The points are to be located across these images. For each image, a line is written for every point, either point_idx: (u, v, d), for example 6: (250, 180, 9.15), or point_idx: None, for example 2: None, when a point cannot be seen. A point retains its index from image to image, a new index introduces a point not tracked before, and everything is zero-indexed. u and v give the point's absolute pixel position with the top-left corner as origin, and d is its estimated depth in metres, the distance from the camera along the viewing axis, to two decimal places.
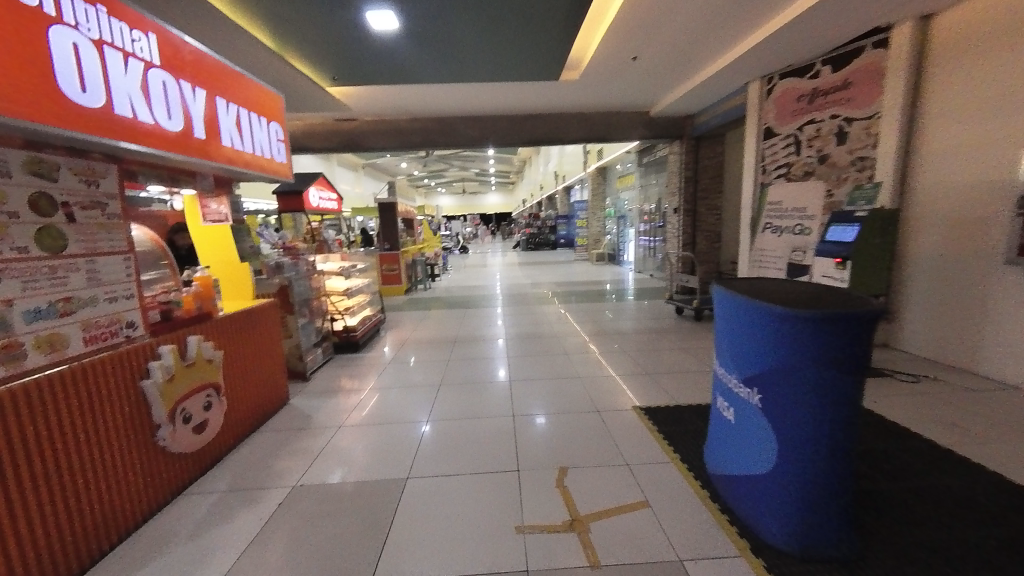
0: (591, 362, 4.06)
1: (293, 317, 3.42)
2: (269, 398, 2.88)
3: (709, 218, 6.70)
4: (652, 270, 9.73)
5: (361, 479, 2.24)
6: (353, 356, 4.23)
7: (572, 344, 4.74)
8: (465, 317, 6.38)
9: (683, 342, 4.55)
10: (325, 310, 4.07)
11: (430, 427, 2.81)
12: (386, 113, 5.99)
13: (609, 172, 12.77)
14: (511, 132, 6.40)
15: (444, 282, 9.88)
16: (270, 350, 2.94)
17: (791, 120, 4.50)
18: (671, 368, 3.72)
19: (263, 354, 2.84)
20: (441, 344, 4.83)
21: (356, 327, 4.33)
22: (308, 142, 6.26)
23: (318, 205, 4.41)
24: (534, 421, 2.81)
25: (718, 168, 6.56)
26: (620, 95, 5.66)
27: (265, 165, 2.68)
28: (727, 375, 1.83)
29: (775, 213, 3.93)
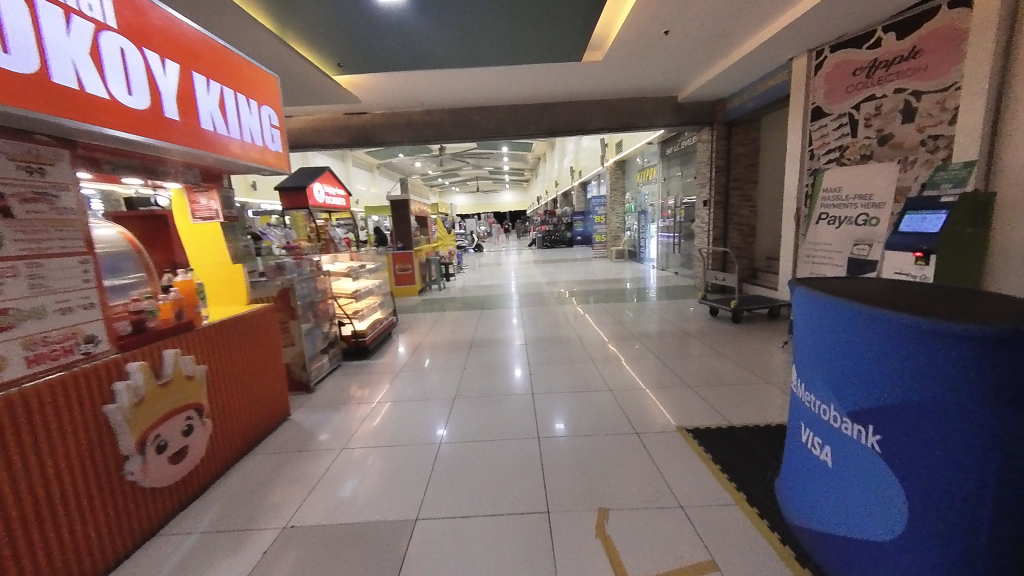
0: (612, 362, 3.87)
1: (297, 323, 3.10)
2: (266, 413, 2.60)
3: (743, 211, 6.19)
4: (677, 268, 9.22)
5: (374, 490, 2.10)
6: (363, 363, 3.93)
7: (594, 348, 4.37)
8: (480, 318, 6.05)
9: (723, 346, 4.09)
10: (332, 313, 3.78)
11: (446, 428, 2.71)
12: (396, 105, 5.69)
13: (629, 166, 12.26)
14: (528, 122, 6.03)
15: (459, 282, 9.56)
16: (268, 360, 2.66)
17: (844, 98, 4.02)
18: (714, 377, 3.30)
19: (259, 365, 2.56)
20: (455, 349, 4.50)
21: (366, 332, 4.03)
22: (317, 137, 6.02)
23: (324, 202, 4.13)
24: (554, 424, 2.68)
25: (753, 156, 6.05)
26: (647, 77, 5.21)
27: (258, 155, 2.38)
28: (820, 402, 1.43)
29: (832, 201, 3.44)
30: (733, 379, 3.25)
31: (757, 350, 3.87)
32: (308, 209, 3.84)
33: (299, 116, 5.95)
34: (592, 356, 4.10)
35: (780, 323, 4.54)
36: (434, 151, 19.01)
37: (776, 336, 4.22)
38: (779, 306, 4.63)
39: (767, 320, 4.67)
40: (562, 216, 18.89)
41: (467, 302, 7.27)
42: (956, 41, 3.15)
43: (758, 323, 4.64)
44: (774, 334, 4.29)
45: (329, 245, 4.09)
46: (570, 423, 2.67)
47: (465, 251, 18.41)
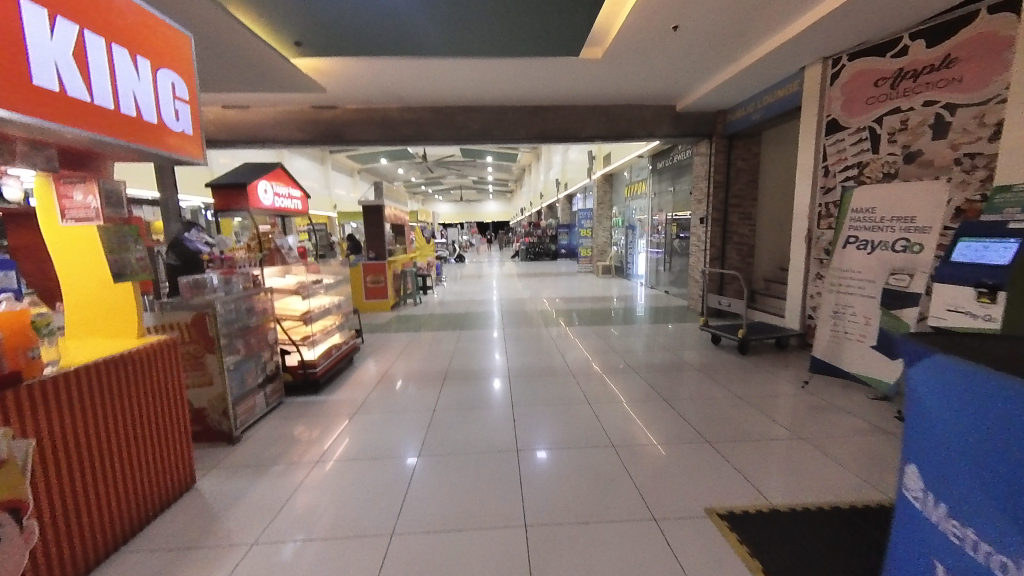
0: (601, 388, 3.57)
1: (217, 357, 2.44)
2: (151, 479, 1.94)
3: (742, 229, 5.81)
4: (668, 286, 8.83)
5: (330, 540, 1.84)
6: (311, 400, 3.24)
7: (583, 378, 3.84)
8: (458, 340, 5.43)
9: (734, 381, 3.58)
10: (274, 340, 3.11)
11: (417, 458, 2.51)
12: (371, 99, 5.10)
13: (617, 179, 11.92)
14: (517, 126, 5.53)
15: (437, 296, 8.90)
16: (157, 405, 2.00)
17: (864, 110, 3.61)
18: (732, 425, 2.78)
19: (141, 414, 1.90)
20: (425, 379, 3.85)
21: (317, 361, 3.34)
22: (279, 132, 5.34)
23: (273, 205, 3.46)
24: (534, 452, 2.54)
25: (753, 172, 5.71)
26: (648, 81, 4.79)
27: (153, 136, 1.71)
28: (987, 548, 0.88)
29: (862, 222, 3.01)
30: (757, 428, 2.73)
31: (775, 388, 3.37)
32: (250, 213, 3.17)
33: (259, 107, 5.27)
34: (584, 388, 3.58)
35: (791, 356, 4.10)
36: (417, 157, 18.38)
37: (791, 371, 3.75)
38: (789, 335, 4.18)
39: (775, 352, 4.22)
40: (547, 227, 18.49)
41: (445, 319, 6.64)
42: (999, 49, 2.80)
43: (767, 354, 4.18)
44: (788, 368, 3.83)
45: (279, 249, 3.40)
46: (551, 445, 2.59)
47: (446, 262, 17.72)
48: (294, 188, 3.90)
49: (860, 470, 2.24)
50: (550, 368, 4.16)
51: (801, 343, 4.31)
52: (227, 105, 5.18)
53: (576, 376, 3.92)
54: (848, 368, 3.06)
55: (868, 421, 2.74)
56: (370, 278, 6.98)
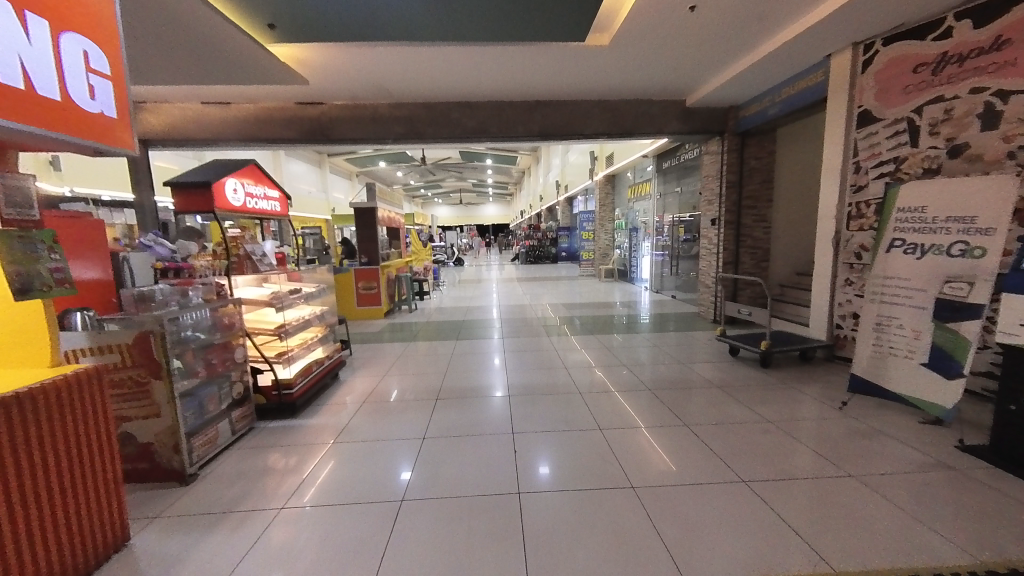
0: (611, 407, 3.23)
1: (164, 384, 2.08)
2: (71, 531, 1.60)
3: (756, 232, 5.45)
4: (674, 290, 8.50)
5: None
6: (285, 426, 2.86)
7: (589, 396, 3.46)
8: (454, 350, 5.05)
9: (760, 400, 3.20)
10: (244, 359, 2.74)
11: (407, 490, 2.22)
12: (359, 94, 4.75)
13: (619, 180, 11.58)
14: (516, 123, 5.18)
15: (434, 301, 8.54)
16: (83, 430, 1.67)
17: (901, 100, 3.26)
18: (766, 457, 2.41)
19: (58, 451, 1.56)
20: (414, 398, 3.48)
21: (295, 381, 2.98)
22: (263, 130, 4.99)
23: (245, 206, 3.10)
24: (539, 487, 2.23)
25: (768, 170, 5.35)
26: (659, 72, 4.43)
27: (55, 118, 1.35)
28: None
29: (909, 223, 2.66)
30: (795, 462, 2.35)
31: (808, 409, 2.99)
32: (216, 215, 2.81)
33: (240, 103, 4.91)
34: (592, 409, 3.21)
35: (818, 370, 3.73)
36: (416, 160, 18.10)
37: (821, 387, 3.37)
38: (815, 347, 3.81)
39: (800, 366, 3.85)
40: (547, 230, 18.20)
41: (441, 328, 6.28)
42: None
43: (792, 368, 3.80)
44: (818, 385, 3.45)
45: (250, 256, 3.03)
46: (558, 481, 2.28)
47: (445, 265, 17.41)
48: (270, 188, 3.54)
49: (932, 520, 1.86)
50: (554, 383, 3.81)
51: (828, 355, 3.95)
52: (206, 100, 4.82)
53: (582, 392, 3.57)
54: (895, 389, 2.69)
55: (926, 453, 2.36)
56: (362, 284, 6.61)
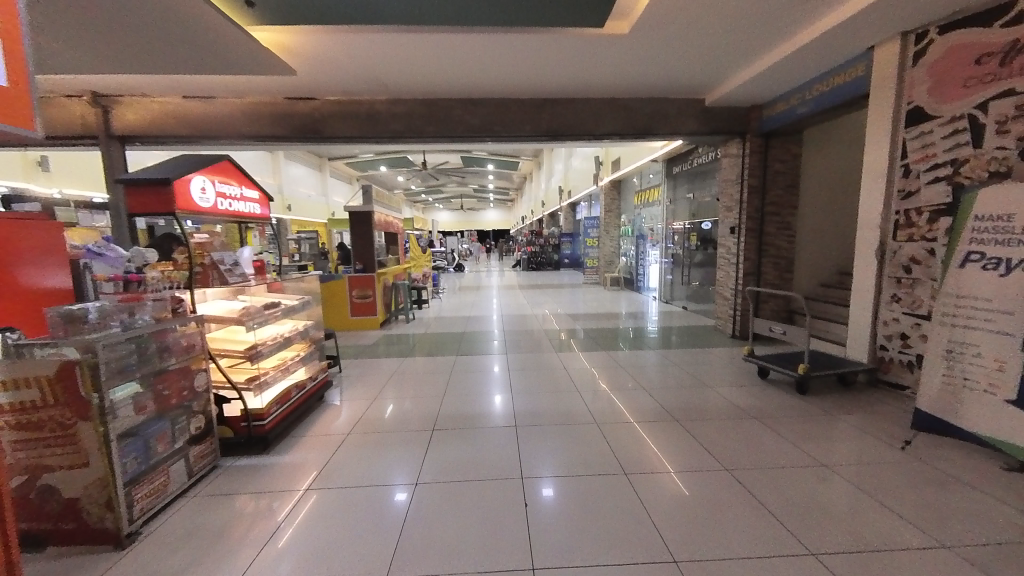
0: (632, 440, 2.81)
1: (93, 426, 1.69)
2: None
3: (780, 240, 5.06)
4: (684, 301, 8.10)
5: None
6: (253, 464, 2.44)
7: (606, 427, 3.00)
8: (452, 368, 4.59)
9: (804, 435, 2.78)
10: (205, 386, 2.33)
11: (394, 560, 1.79)
12: (353, 88, 4.39)
13: (625, 186, 11.23)
14: (522, 121, 4.81)
15: (433, 310, 8.13)
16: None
17: (962, 94, 2.88)
18: (827, 516, 2.00)
19: None
20: (406, 428, 3.02)
21: (268, 410, 2.57)
22: (249, 127, 4.62)
23: (217, 206, 2.71)
24: (557, 556, 1.80)
25: (793, 174, 4.97)
26: (679, 66, 4.07)
27: None
28: None
29: (991, 235, 2.28)
30: (867, 524, 1.93)
31: (863, 448, 2.57)
32: (175, 217, 2.40)
33: (225, 97, 4.55)
34: (612, 445, 2.76)
35: (862, 397, 3.31)
36: (417, 164, 17.77)
37: (871, 419, 2.95)
38: (857, 371, 3.41)
39: (841, 391, 3.43)
40: (549, 236, 17.83)
41: (439, 340, 5.85)
42: None
43: (832, 394, 3.39)
44: (867, 415, 3.04)
45: (217, 265, 2.60)
46: (579, 547, 1.85)
47: (446, 272, 17.00)
48: (248, 187, 3.15)
49: None
50: (565, 407, 3.38)
51: (869, 380, 3.54)
52: (187, 93, 4.45)
53: (598, 419, 3.15)
54: (973, 429, 2.28)
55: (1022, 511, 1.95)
56: (355, 293, 6.20)
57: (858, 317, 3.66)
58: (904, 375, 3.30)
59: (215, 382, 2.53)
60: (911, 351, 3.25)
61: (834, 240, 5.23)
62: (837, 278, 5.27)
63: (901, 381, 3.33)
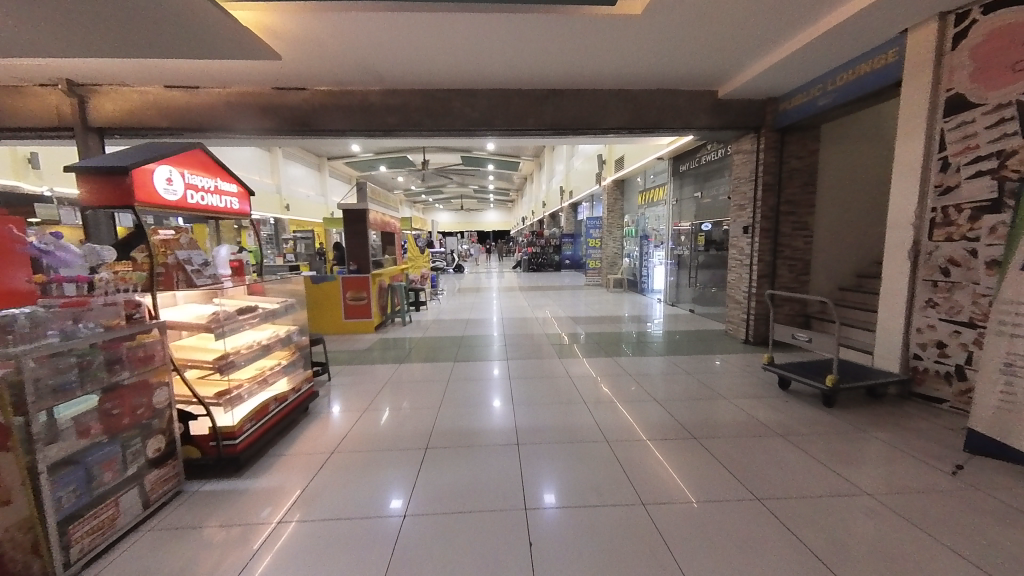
0: (647, 460, 2.52)
1: (15, 455, 1.43)
2: None
3: (796, 241, 4.79)
4: (691, 304, 7.82)
5: None
6: (222, 490, 2.16)
7: (619, 446, 2.69)
8: (448, 376, 4.26)
9: (839, 456, 2.50)
10: (167, 403, 2.06)
11: None
12: (345, 77, 4.12)
13: (628, 186, 10.96)
14: (524, 114, 4.54)
15: (430, 313, 7.85)
16: None
17: (1011, 78, 2.62)
18: (882, 558, 1.72)
19: None
20: (395, 447, 2.70)
21: (242, 427, 2.30)
22: (235, 119, 4.35)
23: (185, 199, 2.44)
24: None
25: (810, 171, 4.70)
26: (694, 54, 3.80)
27: None
28: None
29: None
30: (932, 569, 1.65)
31: (909, 473, 2.29)
32: (132, 211, 2.12)
33: (210, 87, 4.28)
34: (626, 467, 2.44)
35: (895, 411, 3.04)
36: (416, 164, 17.51)
37: (910, 437, 2.68)
38: (890, 382, 3.13)
39: (872, 404, 3.16)
40: (550, 237, 17.55)
41: (437, 344, 5.57)
42: None
43: (863, 407, 3.11)
44: (905, 432, 2.76)
45: (183, 265, 2.30)
46: None
47: (445, 273, 16.73)
48: (225, 180, 2.89)
49: None
50: (571, 420, 3.08)
51: (901, 391, 3.27)
52: (169, 83, 4.18)
53: (608, 434, 2.86)
54: None
55: None
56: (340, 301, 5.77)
57: (887, 324, 3.40)
58: (940, 388, 3.05)
59: (178, 395, 2.27)
60: (949, 361, 2.99)
61: (852, 241, 4.96)
62: (855, 281, 5.00)
63: (937, 394, 3.07)
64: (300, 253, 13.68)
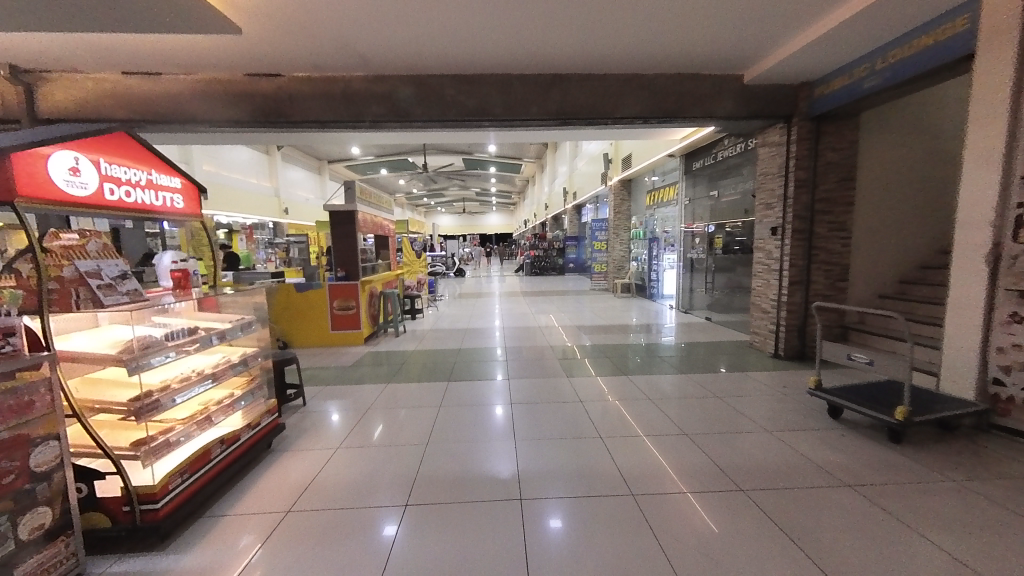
0: (685, 522, 1.98)
1: None
2: None
3: (832, 243, 4.27)
4: (707, 311, 7.30)
5: None
6: (137, 571, 1.66)
7: (646, 499, 2.16)
8: (443, 395, 3.75)
9: (926, 516, 1.98)
10: (52, 463, 1.54)
11: None
12: (324, 60, 3.65)
13: (635, 185, 10.45)
14: (526, 103, 4.05)
15: (427, 321, 7.36)
16: None
17: None
18: None
19: None
20: (370, 499, 2.19)
21: (169, 484, 1.81)
22: (203, 109, 3.88)
23: (103, 195, 1.99)
24: None
25: (848, 164, 4.18)
26: (721, 31, 3.30)
27: None
28: None
29: None
30: None
31: None
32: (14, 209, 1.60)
33: (173, 73, 3.82)
34: (658, 532, 1.92)
35: (977, 449, 2.52)
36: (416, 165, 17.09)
37: (1008, 488, 2.16)
38: (967, 413, 2.61)
39: (945, 439, 2.63)
40: (553, 240, 17.09)
41: (432, 358, 5.06)
42: None
43: (935, 443, 2.59)
44: (999, 479, 2.23)
45: (86, 278, 1.88)
46: None
47: (445, 277, 16.30)
48: (163, 175, 2.43)
49: None
50: (585, 461, 2.54)
51: (976, 423, 2.74)
52: (127, 69, 3.72)
53: (631, 481, 2.32)
54: None
55: None
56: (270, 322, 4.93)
57: (956, 341, 2.88)
58: None
59: (74, 446, 1.74)
60: None
61: (895, 243, 4.42)
62: (897, 288, 4.47)
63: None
64: (296, 257, 13.26)
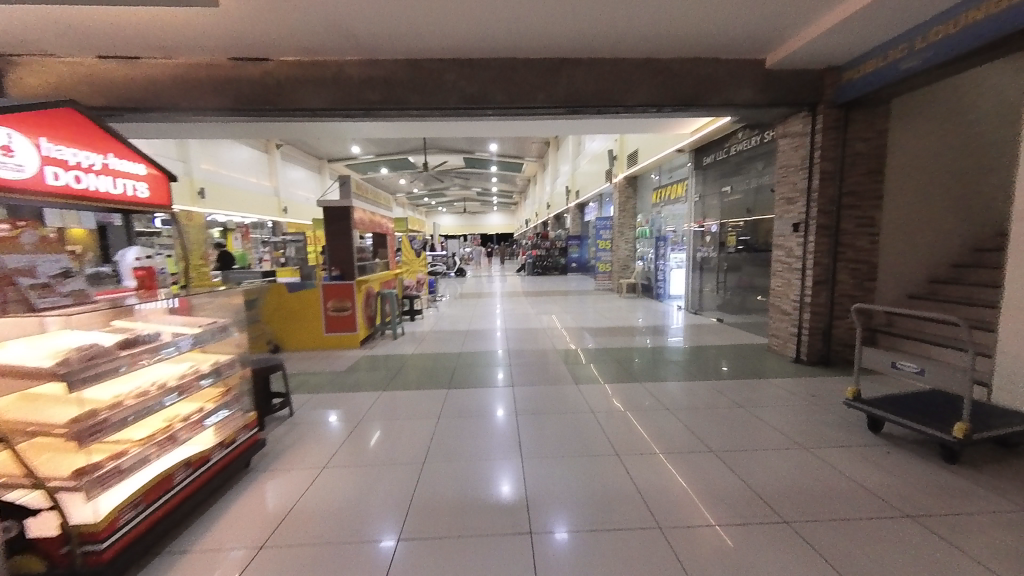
0: (724, 560, 1.69)
1: None
2: None
3: (859, 240, 3.99)
4: (718, 312, 7.01)
5: None
6: None
7: (672, 531, 1.87)
8: (442, 403, 3.45)
9: (1004, 552, 1.69)
10: None
11: None
12: (313, 42, 3.37)
13: (641, 183, 10.16)
14: (531, 89, 3.78)
15: (427, 322, 7.08)
16: None
17: None
18: None
19: None
20: (356, 530, 1.92)
21: (114, 521, 1.55)
22: (184, 95, 3.61)
23: (42, 177, 2.13)
24: None
25: (877, 155, 3.90)
26: (746, 9, 3.02)
27: None
28: None
29: None
30: None
31: None
32: None
33: (152, 57, 3.54)
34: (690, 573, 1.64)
35: None
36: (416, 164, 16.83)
37: None
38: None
39: (1006, 458, 2.34)
40: (555, 239, 16.81)
41: (431, 362, 4.79)
42: None
43: (994, 462, 2.30)
44: None
45: None
46: None
47: (446, 277, 16.00)
48: (116, 159, 2.59)
49: None
50: (600, 483, 2.26)
51: None
52: (101, 52, 3.45)
53: (654, 508, 2.04)
54: None
55: None
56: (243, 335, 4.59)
57: (1011, 347, 2.59)
58: None
59: (2, 478, 1.49)
60: None
61: (927, 240, 4.12)
62: (928, 288, 4.18)
63: None
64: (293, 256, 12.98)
